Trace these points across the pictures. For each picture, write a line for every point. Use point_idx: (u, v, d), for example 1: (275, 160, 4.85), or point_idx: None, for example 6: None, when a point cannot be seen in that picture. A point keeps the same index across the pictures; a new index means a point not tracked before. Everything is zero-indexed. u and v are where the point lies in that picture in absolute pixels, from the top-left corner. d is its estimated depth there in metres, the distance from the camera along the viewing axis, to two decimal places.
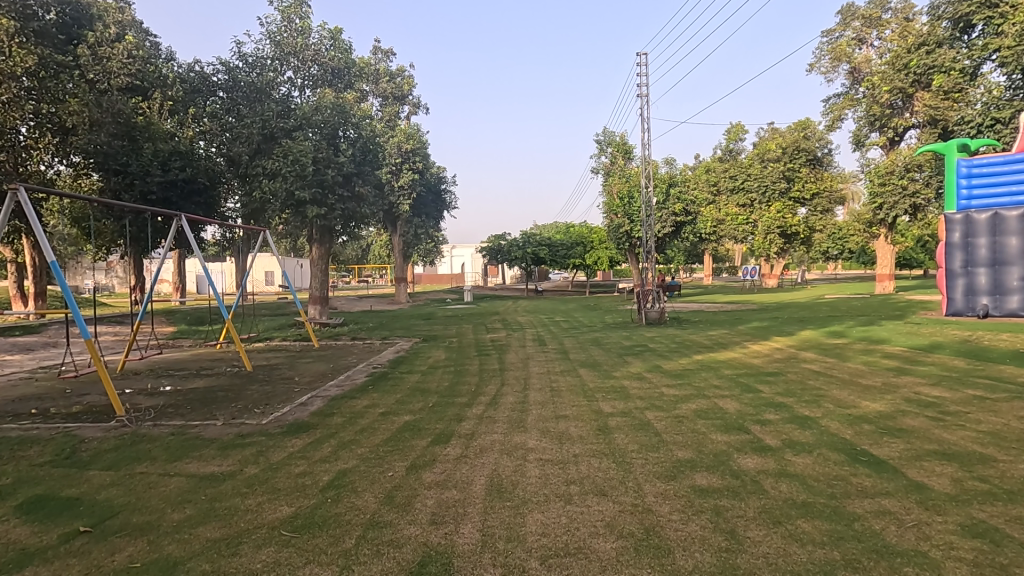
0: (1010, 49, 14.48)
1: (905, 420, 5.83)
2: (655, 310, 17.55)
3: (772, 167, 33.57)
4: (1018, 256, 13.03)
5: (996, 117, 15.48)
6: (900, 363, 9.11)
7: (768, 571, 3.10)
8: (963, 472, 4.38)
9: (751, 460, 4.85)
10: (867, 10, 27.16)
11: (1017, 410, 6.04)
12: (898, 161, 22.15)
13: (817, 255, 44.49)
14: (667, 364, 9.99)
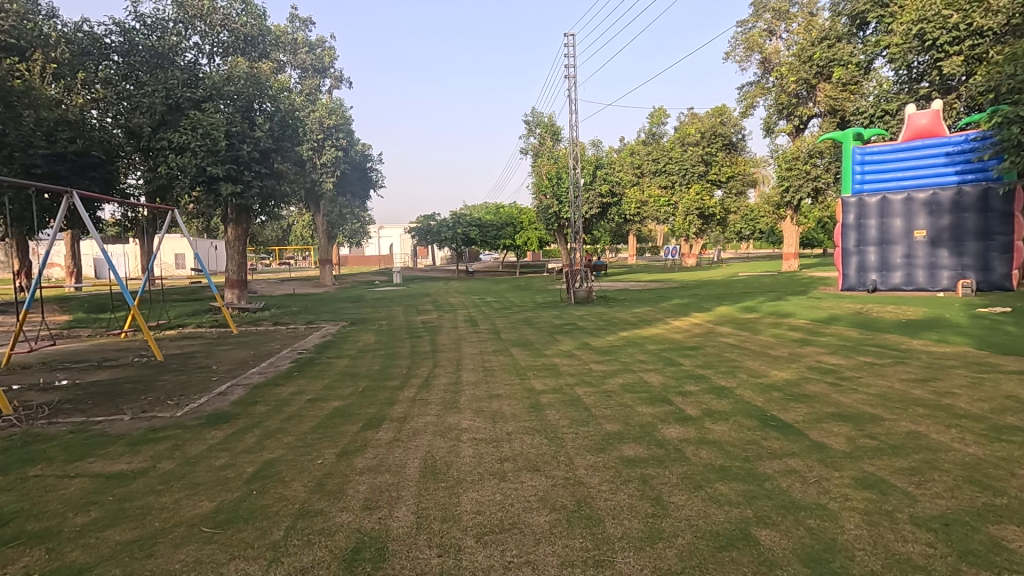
0: (898, 46, 15.58)
1: (808, 387, 6.38)
2: (584, 289, 18.02)
3: (691, 151, 35.14)
4: (901, 236, 14.81)
5: (886, 109, 16.91)
6: (804, 335, 9.90)
7: (691, 532, 3.30)
8: (857, 431, 4.86)
9: (673, 430, 5.13)
10: (777, 3, 28.74)
11: (900, 373, 6.77)
12: (802, 148, 23.83)
13: (732, 236, 47.22)
14: (595, 341, 10.31)
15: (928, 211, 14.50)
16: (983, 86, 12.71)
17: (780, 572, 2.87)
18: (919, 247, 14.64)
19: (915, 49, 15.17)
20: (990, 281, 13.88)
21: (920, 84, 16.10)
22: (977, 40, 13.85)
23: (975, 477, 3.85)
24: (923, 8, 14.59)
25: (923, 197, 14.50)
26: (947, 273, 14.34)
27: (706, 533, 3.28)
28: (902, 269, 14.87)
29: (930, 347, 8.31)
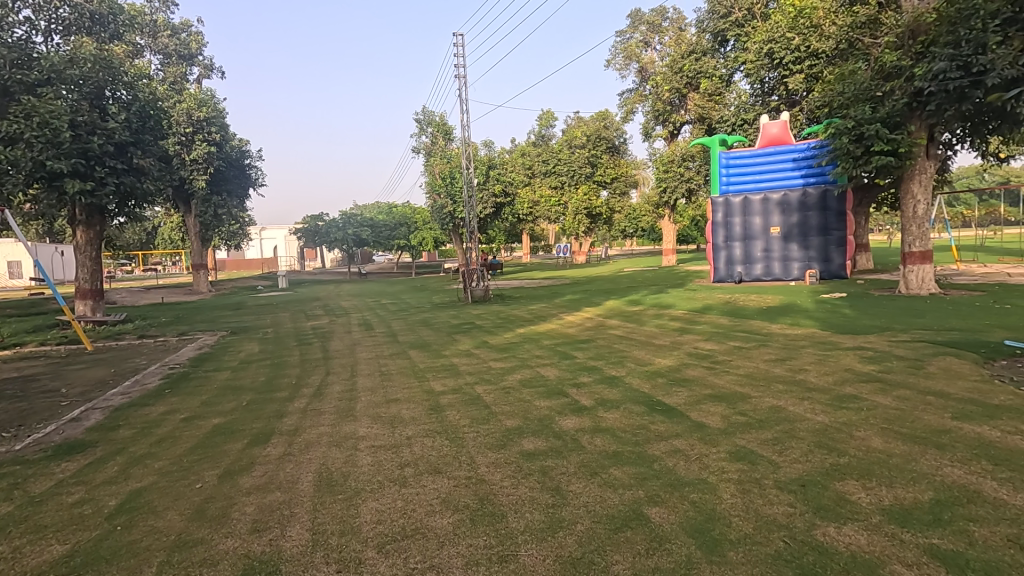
0: (753, 62, 17.37)
1: (688, 371, 6.94)
2: (480, 288, 18.14)
3: (578, 153, 36.72)
4: (760, 232, 16.61)
5: (744, 118, 18.86)
6: (683, 324, 10.75)
7: (589, 518, 3.44)
8: (730, 410, 5.36)
9: (570, 421, 5.32)
10: (650, 17, 30.90)
11: (763, 355, 7.58)
12: (677, 152, 25.88)
13: (617, 234, 50.02)
14: (493, 339, 10.42)
15: (781, 210, 16.40)
16: (821, 101, 14.58)
17: (669, 545, 3.09)
18: (775, 242, 16.51)
19: (766, 66, 17.03)
20: (830, 270, 16.04)
21: (770, 97, 18.15)
22: (814, 61, 15.82)
23: (824, 442, 4.42)
24: (771, 31, 16.43)
25: (776, 198, 16.37)
26: (797, 264, 16.32)
27: (603, 516, 3.45)
28: (761, 262, 16.67)
29: (785, 330, 9.40)
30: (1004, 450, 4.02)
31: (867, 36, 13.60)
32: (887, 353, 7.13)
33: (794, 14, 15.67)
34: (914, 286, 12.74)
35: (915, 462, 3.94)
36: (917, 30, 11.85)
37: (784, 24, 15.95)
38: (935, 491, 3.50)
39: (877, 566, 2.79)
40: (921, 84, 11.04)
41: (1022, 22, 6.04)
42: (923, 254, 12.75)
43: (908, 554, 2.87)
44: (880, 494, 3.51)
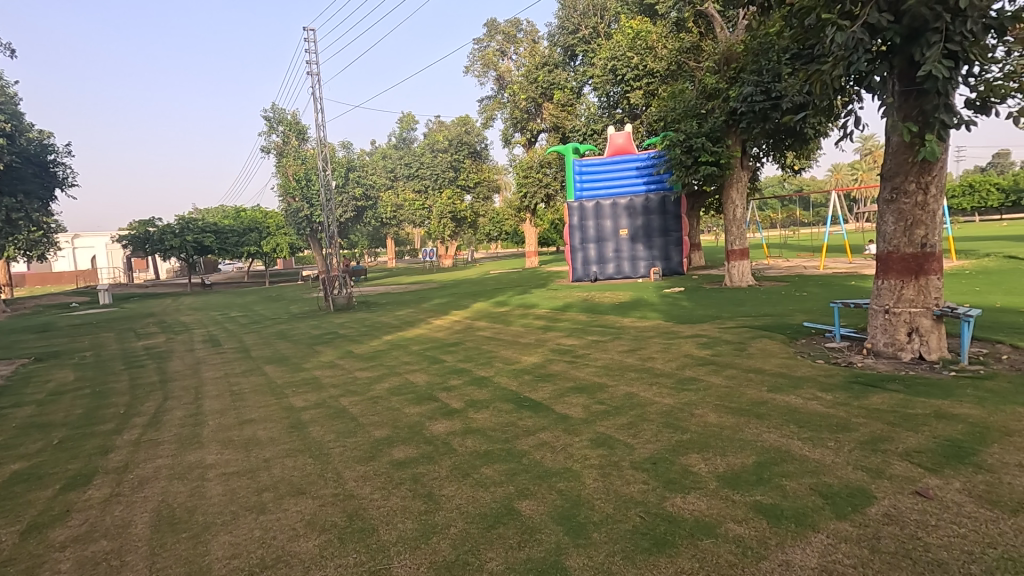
0: (600, 77, 18.72)
1: (552, 367, 7.29)
2: (343, 296, 17.30)
3: (441, 157, 36.75)
4: (611, 234, 18.04)
5: (594, 128, 20.33)
6: (547, 322, 11.27)
7: (461, 519, 3.46)
8: (590, 400, 5.73)
9: (440, 425, 5.30)
10: (505, 27, 31.86)
11: (617, 347, 8.23)
12: (535, 158, 27.11)
13: (482, 237, 50.89)
14: (359, 348, 10.01)
15: (629, 214, 17.94)
16: (658, 116, 16.13)
17: (539, 535, 3.22)
18: (624, 243, 18.03)
19: (610, 81, 18.43)
20: (671, 267, 17.87)
21: (615, 110, 19.69)
22: (650, 80, 17.11)
23: (670, 422, 4.91)
24: (614, 50, 17.80)
25: (623, 202, 17.87)
26: (643, 262, 17.97)
27: (476, 516, 3.48)
28: (613, 261, 18.13)
29: (636, 323, 10.30)
30: (805, 414, 4.81)
31: (693, 60, 15.70)
32: (717, 338, 8.14)
33: (632, 35, 16.79)
34: (736, 279, 14.65)
35: (741, 432, 4.55)
36: (729, 58, 13.73)
37: (625, 44, 17.14)
38: (757, 455, 4.07)
39: (715, 526, 3.16)
40: (734, 105, 12.85)
41: (804, 57, 7.25)
42: (742, 251, 14.70)
43: (738, 512, 3.30)
44: (716, 463, 4.00)
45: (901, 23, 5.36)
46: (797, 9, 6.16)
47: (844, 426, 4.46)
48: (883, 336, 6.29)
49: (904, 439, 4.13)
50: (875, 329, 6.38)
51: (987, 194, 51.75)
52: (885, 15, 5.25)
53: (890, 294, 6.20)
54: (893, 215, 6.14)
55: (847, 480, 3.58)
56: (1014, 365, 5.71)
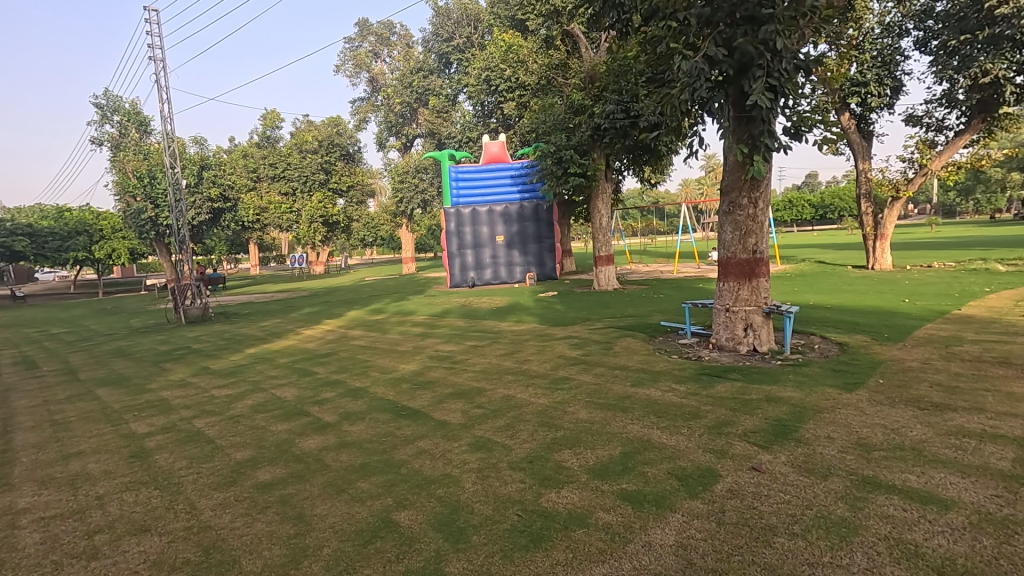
0: (475, 87, 19.12)
1: (430, 374, 7.22)
2: (197, 307, 15.60)
3: (310, 158, 34.80)
4: (488, 240, 18.38)
5: (470, 136, 20.72)
6: (425, 329, 11.14)
7: (336, 538, 3.29)
8: (468, 405, 5.76)
9: (312, 441, 5.00)
10: (378, 28, 31.13)
11: (494, 351, 8.39)
12: (411, 163, 26.71)
13: (356, 243, 48.93)
14: (216, 363, 9.11)
15: (504, 221, 18.40)
16: (529, 127, 16.70)
17: (418, 544, 3.17)
18: (500, 249, 18.45)
19: (484, 91, 18.90)
20: (545, 272, 18.65)
21: (490, 120, 20.12)
22: (522, 92, 17.62)
23: (545, 421, 5.11)
24: (487, 61, 18.28)
25: (498, 210, 18.29)
26: (519, 268, 18.53)
27: (351, 533, 3.33)
28: (490, 267, 18.47)
29: (512, 327, 10.57)
30: (663, 405, 5.28)
31: (560, 76, 16.64)
32: (587, 339, 8.64)
33: (504, 48, 17.25)
34: (603, 283, 15.63)
35: (609, 425, 4.87)
36: (593, 76, 14.68)
37: (497, 56, 17.63)
38: (622, 446, 4.38)
39: (586, 516, 3.35)
40: (598, 121, 13.80)
41: (657, 81, 7.96)
42: (608, 257, 15.72)
43: (606, 501, 3.52)
44: (586, 456, 4.24)
45: (734, 58, 6.12)
46: (651, 37, 6.77)
47: (695, 414, 4.96)
48: (725, 332, 7.10)
49: (743, 422, 4.70)
50: (718, 326, 7.19)
51: (802, 209, 60.78)
52: (721, 49, 5.96)
53: (730, 295, 7.03)
54: (731, 226, 6.99)
55: (698, 463, 3.99)
56: (823, 353, 6.75)
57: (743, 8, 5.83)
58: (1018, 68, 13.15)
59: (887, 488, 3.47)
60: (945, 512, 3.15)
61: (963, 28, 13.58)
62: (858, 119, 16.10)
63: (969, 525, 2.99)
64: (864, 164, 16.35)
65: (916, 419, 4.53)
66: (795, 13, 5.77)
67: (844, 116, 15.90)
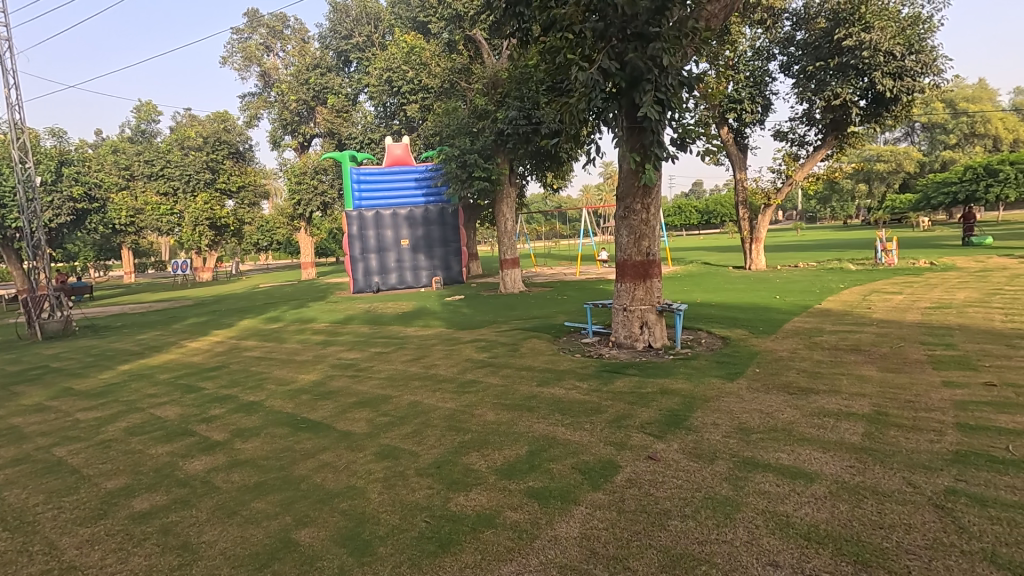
0: (376, 87, 18.60)
1: (332, 383, 6.91)
2: (57, 321, 13.79)
3: (194, 156, 32.02)
4: (392, 244, 17.97)
5: (371, 137, 20.05)
6: (326, 337, 10.66)
7: (228, 565, 3.06)
8: (374, 413, 5.59)
9: (199, 462, 4.60)
10: (271, 21, 29.50)
11: (401, 357, 8.21)
12: (308, 164, 25.43)
13: (248, 247, 45.67)
14: (82, 383, 8.08)
15: (409, 224, 18.06)
16: (433, 130, 16.57)
17: (321, 562, 3.02)
18: (405, 253, 18.10)
19: (386, 92, 18.47)
20: (451, 276, 18.57)
21: (393, 121, 19.66)
22: (425, 95, 17.44)
23: (452, 425, 5.08)
24: (388, 61, 17.92)
25: (403, 213, 17.96)
26: (425, 272, 18.30)
27: (243, 558, 3.11)
28: (395, 271, 18.07)
29: (419, 331, 10.41)
30: (567, 402, 5.45)
31: (463, 80, 16.71)
32: (494, 341, 8.72)
33: (407, 50, 17.08)
34: (509, 286, 15.87)
35: (516, 425, 4.94)
36: (495, 82, 14.87)
37: (399, 57, 17.37)
38: (529, 445, 4.47)
39: (494, 516, 3.38)
40: (502, 126, 14.00)
41: (557, 90, 8.20)
42: (513, 260, 15.97)
43: (514, 500, 3.57)
44: (493, 458, 4.28)
45: (625, 72, 6.49)
46: (549, 48, 7.00)
47: (597, 409, 5.18)
48: (623, 330, 7.49)
49: (640, 414, 4.98)
50: (616, 324, 7.57)
51: (690, 215, 65.59)
52: (613, 63, 6.29)
53: (627, 295, 7.42)
54: (627, 230, 7.39)
55: (600, 456, 4.17)
56: (709, 347, 7.33)
57: (633, 26, 6.24)
58: (862, 93, 15.11)
59: (763, 466, 3.84)
60: (810, 484, 3.55)
61: (818, 55, 15.42)
62: (735, 133, 17.68)
63: (829, 494, 3.39)
64: (741, 174, 17.98)
65: (786, 403, 5.05)
66: (678, 34, 6.25)
67: (724, 129, 17.39)
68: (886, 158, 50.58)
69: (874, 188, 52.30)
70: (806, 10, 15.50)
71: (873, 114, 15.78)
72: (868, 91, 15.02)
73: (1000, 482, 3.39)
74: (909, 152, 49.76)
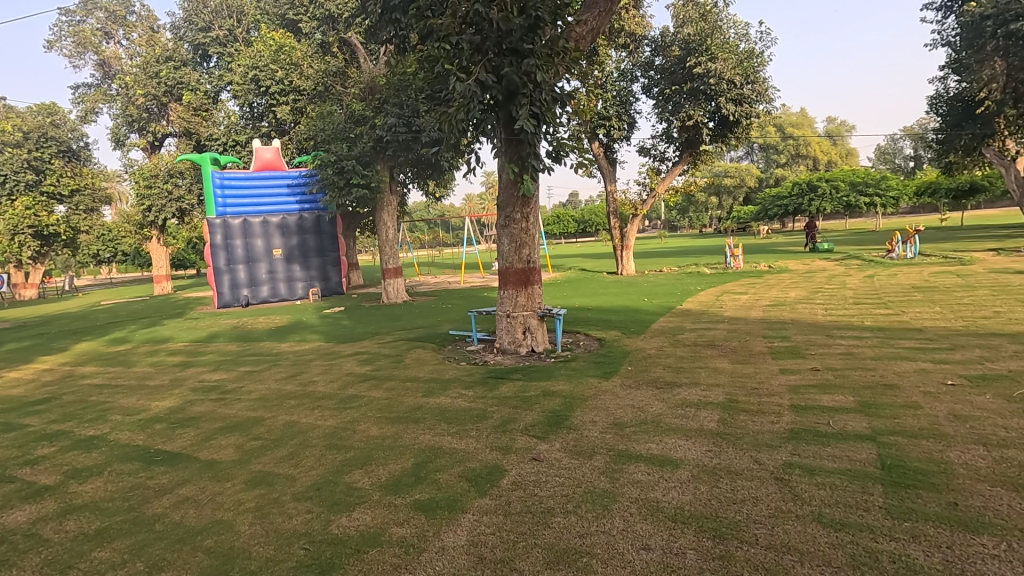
0: (240, 85, 16.84)
1: (193, 409, 6.24)
2: None
3: (10, 153, 27.26)
4: (263, 254, 16.75)
5: (236, 139, 18.17)
6: (185, 357, 9.61)
7: None
8: (243, 438, 5.15)
9: (21, 513, 3.90)
10: (110, 4, 26.20)
11: (274, 375, 7.64)
12: (160, 165, 22.79)
13: (85, 258, 39.76)
14: None
15: (282, 233, 16.98)
16: (306, 134, 15.73)
17: None
18: (278, 263, 16.97)
19: (253, 92, 16.75)
20: (330, 287, 17.73)
21: (261, 123, 18.06)
22: (297, 96, 16.51)
23: (333, 443, 4.84)
24: (255, 58, 16.41)
25: (275, 220, 16.82)
26: (301, 283, 17.27)
27: None
28: (267, 283, 16.85)
29: (294, 347, 9.76)
30: (452, 411, 5.44)
31: (339, 84, 16.30)
32: (377, 353, 8.46)
33: (274, 47, 16.07)
34: (392, 296, 15.49)
35: (401, 438, 4.83)
36: (373, 89, 14.70)
37: (267, 55, 16.03)
38: (414, 457, 4.40)
39: (379, 535, 3.27)
40: (381, 133, 13.88)
41: (435, 99, 8.18)
42: (396, 269, 15.64)
43: (400, 515, 3.49)
44: (377, 473, 4.14)
45: (502, 85, 6.67)
46: (427, 57, 6.98)
47: (483, 416, 5.24)
48: (507, 336, 7.65)
49: (524, 417, 5.12)
50: (501, 331, 7.71)
51: (568, 224, 68.86)
52: (490, 75, 6.43)
53: (510, 302, 7.61)
54: (508, 239, 7.57)
55: (486, 462, 4.22)
56: (587, 348, 7.75)
57: (507, 41, 6.44)
58: (710, 115, 16.92)
59: (635, 457, 4.13)
60: (676, 469, 3.89)
61: (674, 80, 17.03)
62: (605, 147, 18.90)
63: (692, 478, 3.74)
64: (612, 186, 19.27)
65: (655, 397, 5.48)
66: (550, 52, 6.57)
67: (595, 144, 18.53)
68: (731, 173, 57.29)
69: (723, 201, 58.85)
70: (663, 38, 17.03)
71: (720, 135, 17.75)
72: (715, 114, 16.86)
73: (824, 453, 3.97)
74: (750, 169, 56.75)
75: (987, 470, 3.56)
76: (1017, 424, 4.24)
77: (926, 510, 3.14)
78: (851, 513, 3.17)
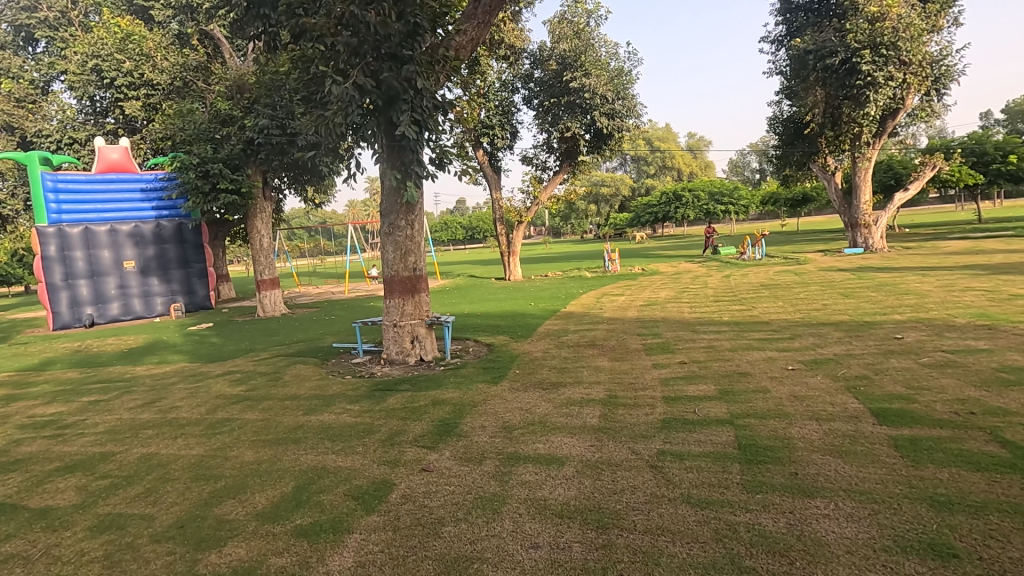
0: (76, 74, 14.61)
1: (20, 450, 5.33)
2: None
3: None
4: (112, 267, 14.83)
5: (73, 136, 15.74)
6: (8, 390, 8.16)
7: None
8: (87, 478, 4.50)
9: None
10: None
11: (126, 403, 6.76)
12: None
13: None
14: None
15: (134, 243, 15.17)
16: (162, 133, 14.25)
17: None
18: (131, 277, 15.12)
19: (94, 83, 14.66)
20: (195, 301, 16.18)
21: (105, 119, 15.99)
22: (150, 92, 14.90)
23: (199, 474, 4.40)
24: (95, 45, 14.37)
25: (125, 229, 15.00)
26: (160, 298, 15.54)
27: None
28: (117, 300, 14.91)
29: (152, 370, 8.73)
30: (336, 428, 5.19)
31: (200, 79, 15.00)
32: (251, 372, 7.83)
33: (120, 35, 14.30)
34: (268, 309, 14.39)
35: (279, 462, 4.52)
36: (241, 87, 13.55)
37: (109, 43, 14.26)
38: (295, 480, 4.13)
39: (256, 567, 3.03)
40: (251, 134, 12.99)
41: (311, 101, 7.81)
42: (272, 280, 14.53)
43: (279, 544, 3.26)
44: (253, 502, 3.83)
45: (381, 90, 6.53)
46: (301, 57, 6.64)
47: (369, 430, 5.06)
48: (394, 346, 7.48)
49: (412, 429, 5.02)
50: (388, 341, 7.53)
51: (456, 231, 68.89)
52: (369, 80, 6.26)
53: (396, 311, 7.44)
54: (393, 246, 7.42)
55: (373, 477, 4.07)
56: (476, 355, 7.80)
57: (386, 46, 6.34)
58: (586, 128, 17.90)
59: (523, 458, 4.23)
60: (562, 466, 4.05)
61: (552, 92, 17.76)
62: (489, 156, 19.24)
63: (576, 473, 3.91)
64: (497, 194, 19.62)
65: (541, 398, 5.66)
66: (430, 59, 6.57)
67: (479, 152, 18.79)
68: (608, 183, 61.17)
69: (600, 209, 62.44)
70: (541, 53, 17.65)
71: (596, 146, 18.80)
72: (591, 127, 17.87)
73: (691, 439, 4.35)
74: (623, 179, 60.94)
75: (819, 441, 4.12)
76: (841, 400, 4.96)
77: (773, 481, 3.57)
78: (714, 491, 3.51)
